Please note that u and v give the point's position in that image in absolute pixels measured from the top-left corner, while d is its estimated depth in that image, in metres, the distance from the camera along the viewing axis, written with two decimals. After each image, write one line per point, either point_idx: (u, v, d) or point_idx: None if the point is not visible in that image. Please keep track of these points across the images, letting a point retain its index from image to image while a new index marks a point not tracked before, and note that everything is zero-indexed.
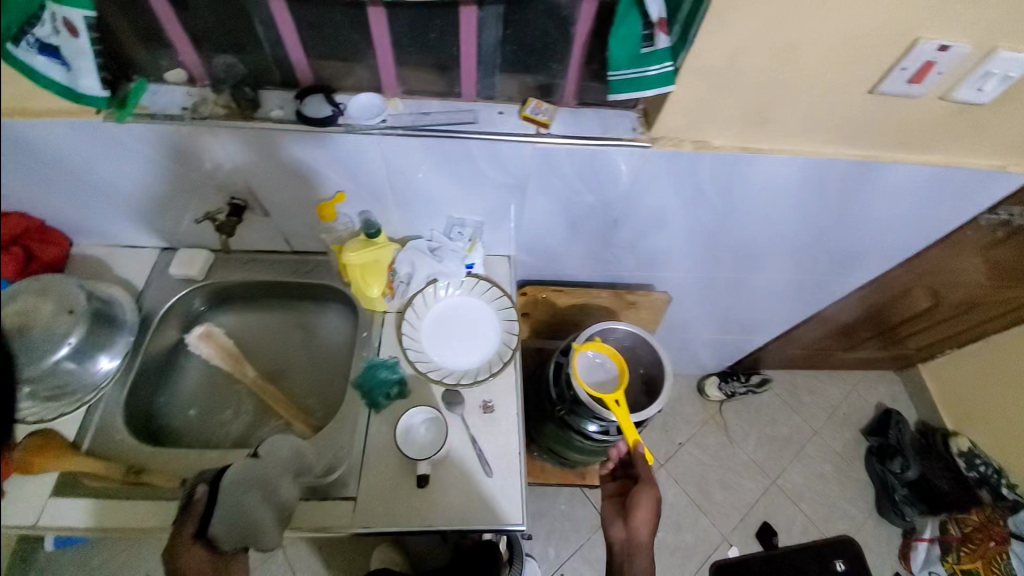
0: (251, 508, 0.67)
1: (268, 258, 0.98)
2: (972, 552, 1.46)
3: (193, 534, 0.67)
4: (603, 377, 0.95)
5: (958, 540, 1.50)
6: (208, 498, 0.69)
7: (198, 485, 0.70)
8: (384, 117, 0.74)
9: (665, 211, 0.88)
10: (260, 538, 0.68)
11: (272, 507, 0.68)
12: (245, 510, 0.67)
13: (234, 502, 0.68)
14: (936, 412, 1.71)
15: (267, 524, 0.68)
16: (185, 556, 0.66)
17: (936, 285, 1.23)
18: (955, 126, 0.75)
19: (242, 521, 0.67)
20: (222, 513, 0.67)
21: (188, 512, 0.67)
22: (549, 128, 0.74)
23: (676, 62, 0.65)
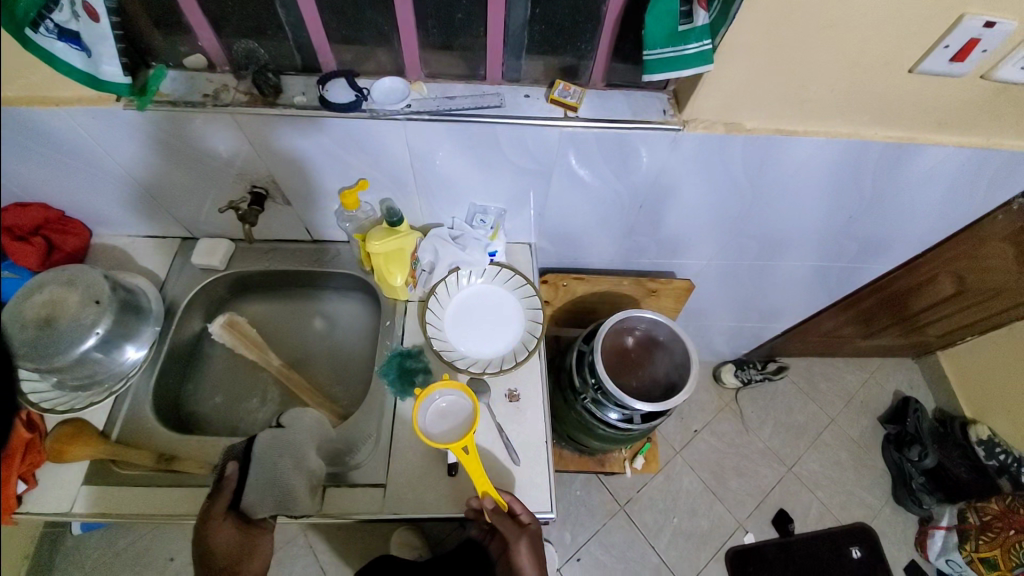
0: (285, 476, 0.72)
1: (290, 247, 0.98)
2: (991, 540, 1.39)
3: (225, 507, 0.69)
4: (451, 421, 0.77)
5: (977, 528, 1.43)
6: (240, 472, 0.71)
7: (229, 462, 0.71)
8: (408, 102, 0.71)
9: (691, 196, 0.86)
10: (296, 506, 0.71)
11: (304, 477, 0.72)
12: (280, 475, 0.72)
13: (268, 469, 0.72)
14: (955, 399, 1.68)
15: (303, 493, 0.71)
16: (217, 530, 0.67)
17: (961, 270, 1.19)
18: (1000, 106, 0.71)
19: (277, 488, 0.71)
20: (256, 479, 0.72)
21: (219, 488, 0.69)
22: (577, 111, 0.72)
23: (716, 39, 0.60)
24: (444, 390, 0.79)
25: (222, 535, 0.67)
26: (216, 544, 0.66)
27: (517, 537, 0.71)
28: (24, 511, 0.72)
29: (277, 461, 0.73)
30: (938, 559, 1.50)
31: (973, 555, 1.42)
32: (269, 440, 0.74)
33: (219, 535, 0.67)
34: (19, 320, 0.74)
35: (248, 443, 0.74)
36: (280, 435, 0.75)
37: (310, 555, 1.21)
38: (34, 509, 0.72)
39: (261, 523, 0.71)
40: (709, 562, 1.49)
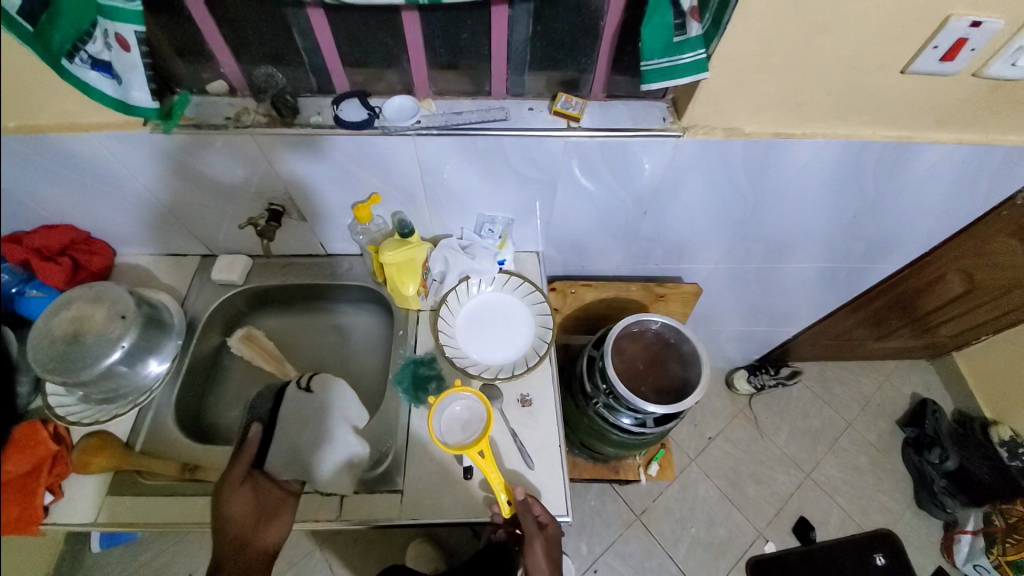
0: (309, 445, 0.78)
1: (305, 262, 1.01)
2: (1016, 543, 1.35)
3: (245, 471, 0.73)
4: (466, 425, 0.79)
5: (1003, 531, 1.40)
6: (263, 434, 0.78)
7: (253, 426, 0.78)
8: (418, 118, 0.75)
9: (694, 200, 0.88)
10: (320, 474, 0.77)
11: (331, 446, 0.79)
12: (304, 444, 0.78)
13: (292, 434, 0.78)
14: (974, 401, 1.65)
15: (325, 465, 0.77)
16: (233, 495, 0.70)
17: (970, 267, 1.19)
18: (996, 102, 0.72)
19: (302, 455, 0.77)
20: (279, 445, 0.77)
21: (242, 450, 0.74)
22: (579, 122, 0.74)
23: (709, 49, 0.62)
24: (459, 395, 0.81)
25: (237, 501, 0.70)
26: (231, 509, 0.69)
27: (532, 537, 0.71)
28: (50, 522, 0.74)
29: (300, 425, 0.80)
30: (965, 564, 1.46)
31: (1001, 560, 1.38)
32: (295, 403, 0.82)
33: (234, 499, 0.70)
34: (46, 336, 0.76)
35: (274, 408, 0.82)
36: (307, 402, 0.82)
37: (327, 568, 1.21)
38: (60, 520, 0.74)
39: (286, 485, 0.75)
40: (729, 572, 1.47)
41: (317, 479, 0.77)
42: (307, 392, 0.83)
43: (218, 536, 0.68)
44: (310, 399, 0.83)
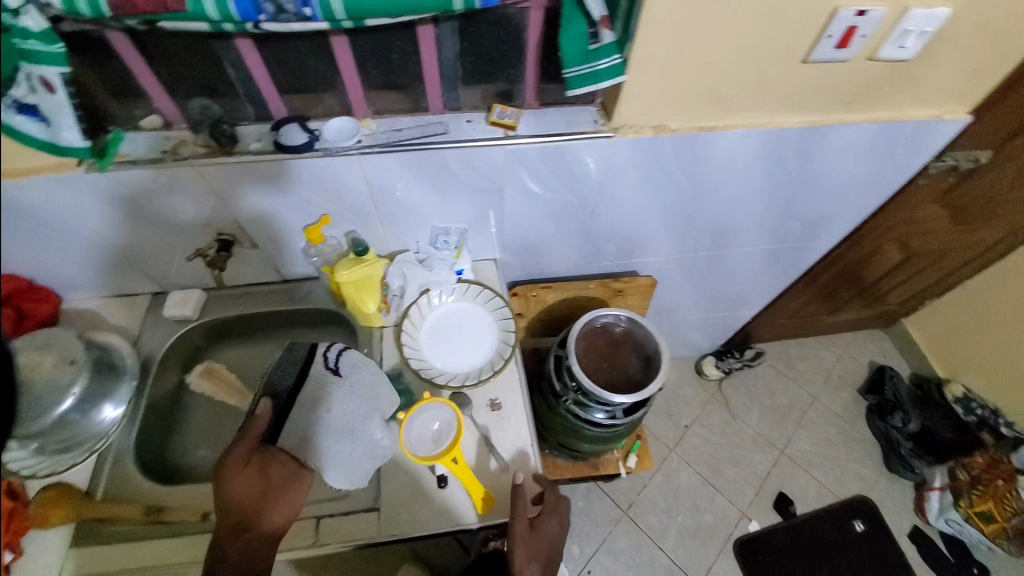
0: (322, 435, 0.68)
1: (263, 291, 1.01)
2: (982, 492, 1.41)
3: (251, 450, 0.63)
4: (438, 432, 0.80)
5: (969, 484, 1.45)
6: (274, 409, 0.67)
7: (261, 400, 0.67)
8: (359, 138, 0.77)
9: (636, 194, 0.92)
10: (338, 467, 0.70)
11: (346, 441, 0.69)
12: (314, 435, 0.67)
13: (305, 421, 0.67)
14: (927, 362, 1.74)
15: (339, 457, 0.69)
16: (233, 477, 0.61)
17: (903, 237, 1.27)
18: (891, 82, 0.79)
19: (312, 447, 0.67)
20: (290, 430, 0.67)
21: (248, 427, 0.64)
22: (516, 130, 0.78)
23: (624, 53, 0.67)
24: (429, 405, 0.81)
25: (239, 486, 0.60)
26: (229, 497, 0.60)
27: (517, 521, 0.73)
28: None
29: (324, 414, 0.69)
30: (937, 521, 1.52)
31: (970, 511, 1.42)
32: (318, 382, 0.70)
33: (236, 485, 0.60)
34: None
35: (294, 385, 0.69)
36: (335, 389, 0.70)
37: None
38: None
39: (300, 468, 0.65)
40: (718, 556, 1.49)
41: None
42: (334, 374, 0.71)
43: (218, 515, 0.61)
44: (337, 383, 0.71)
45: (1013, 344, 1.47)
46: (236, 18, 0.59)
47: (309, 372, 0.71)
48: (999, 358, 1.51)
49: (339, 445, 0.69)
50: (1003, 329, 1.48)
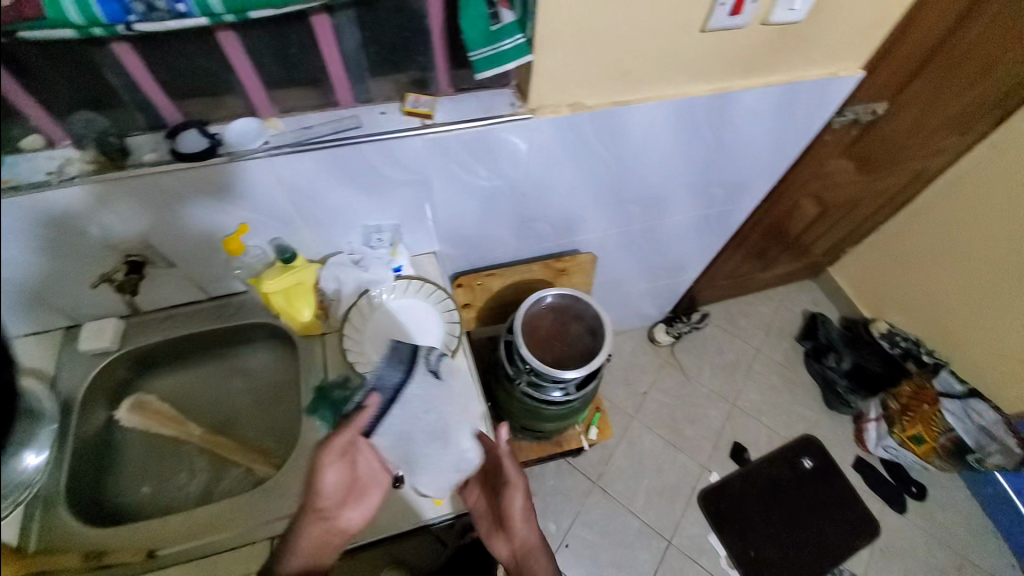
0: (420, 448, 0.72)
1: (188, 312, 0.95)
2: (912, 418, 1.53)
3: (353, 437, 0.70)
4: None
5: (898, 411, 1.57)
6: (382, 402, 0.71)
7: (371, 393, 0.71)
8: (265, 139, 0.73)
9: (564, 172, 0.93)
10: (429, 470, 0.73)
11: (438, 452, 0.72)
12: (412, 444, 0.72)
13: (408, 418, 0.71)
14: (853, 305, 1.89)
15: (429, 464, 0.73)
16: (331, 467, 0.71)
17: (819, 191, 1.36)
18: (786, 45, 0.83)
19: (412, 451, 0.72)
20: (393, 420, 0.71)
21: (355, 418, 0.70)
22: (433, 118, 0.76)
23: (525, 33, 0.68)
24: None
25: (327, 476, 0.71)
26: (315, 487, 0.71)
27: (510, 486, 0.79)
28: None
29: (419, 416, 0.71)
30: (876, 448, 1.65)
31: (903, 436, 1.55)
32: (422, 392, 0.71)
33: (324, 475, 0.71)
34: None
35: (404, 380, 0.71)
36: (426, 397, 0.72)
37: None
38: None
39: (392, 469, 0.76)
40: (685, 510, 1.58)
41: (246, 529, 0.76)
42: (437, 378, 0.74)
43: (311, 501, 0.71)
44: (436, 386, 0.73)
45: (924, 279, 1.62)
46: (103, 21, 0.55)
47: (407, 381, 0.71)
48: (915, 293, 1.66)
49: (429, 451, 0.72)
50: (914, 266, 1.63)
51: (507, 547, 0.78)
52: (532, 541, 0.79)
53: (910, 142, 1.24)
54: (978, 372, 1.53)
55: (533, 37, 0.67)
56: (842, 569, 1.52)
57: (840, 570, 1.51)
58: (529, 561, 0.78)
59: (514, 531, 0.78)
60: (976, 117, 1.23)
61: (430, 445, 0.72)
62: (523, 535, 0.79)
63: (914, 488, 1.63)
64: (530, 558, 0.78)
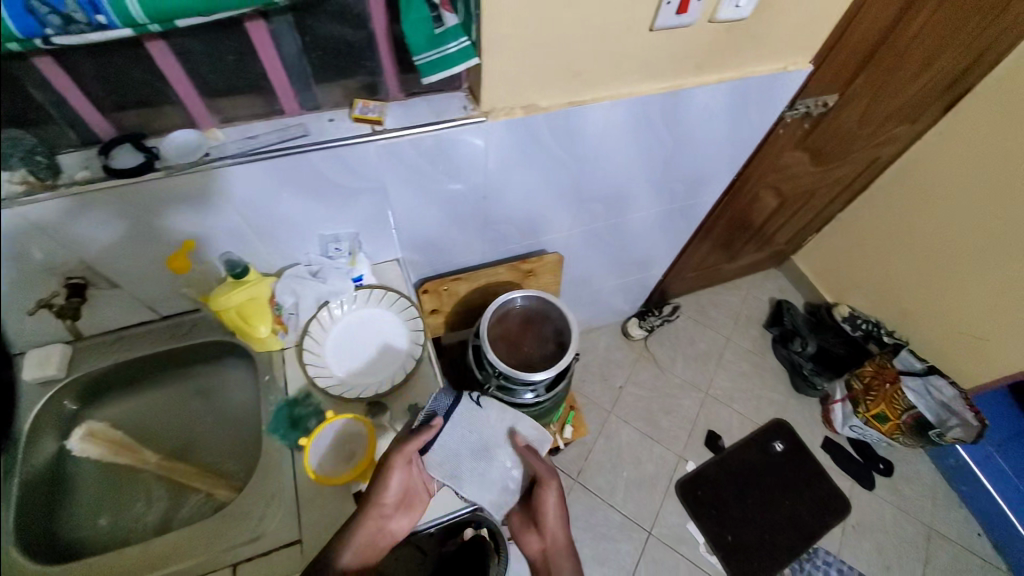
0: (471, 463, 0.79)
1: (137, 334, 0.90)
2: (875, 398, 1.59)
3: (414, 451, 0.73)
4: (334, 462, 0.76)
5: (862, 392, 1.62)
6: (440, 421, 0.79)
7: (434, 412, 0.79)
8: (206, 150, 0.70)
9: (522, 174, 0.93)
10: (478, 489, 0.78)
11: (490, 469, 0.80)
12: (464, 458, 0.79)
13: (456, 437, 0.80)
14: (816, 290, 1.95)
15: (486, 479, 0.79)
16: (395, 471, 0.71)
17: (777, 183, 1.39)
18: (735, 42, 0.84)
19: (469, 464, 0.79)
20: (444, 442, 0.79)
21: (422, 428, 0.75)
22: (383, 124, 0.74)
23: (471, 36, 0.67)
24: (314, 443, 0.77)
25: (393, 476, 0.71)
26: (378, 490, 0.70)
27: (546, 481, 0.81)
28: None
29: (465, 434, 0.81)
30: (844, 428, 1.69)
31: (867, 415, 1.61)
32: (467, 411, 0.83)
33: (392, 475, 0.71)
34: None
35: (452, 405, 0.82)
36: (476, 416, 0.83)
37: None
38: None
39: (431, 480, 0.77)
40: (664, 499, 1.60)
41: (212, 556, 0.71)
42: (477, 405, 0.84)
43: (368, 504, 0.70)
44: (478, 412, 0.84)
45: (881, 263, 1.68)
46: (18, 35, 0.52)
47: (457, 405, 0.82)
48: (874, 277, 1.72)
49: (479, 467, 0.80)
50: (872, 252, 1.69)
51: (538, 544, 0.81)
52: (563, 546, 0.80)
53: (859, 132, 1.28)
54: (934, 350, 1.60)
55: (478, 40, 0.66)
56: (817, 547, 1.55)
57: (815, 549, 1.55)
58: (556, 565, 0.79)
59: (549, 527, 0.81)
60: (922, 107, 1.28)
61: (479, 461, 0.80)
62: (556, 537, 0.81)
63: (882, 464, 1.69)
64: (558, 561, 0.79)
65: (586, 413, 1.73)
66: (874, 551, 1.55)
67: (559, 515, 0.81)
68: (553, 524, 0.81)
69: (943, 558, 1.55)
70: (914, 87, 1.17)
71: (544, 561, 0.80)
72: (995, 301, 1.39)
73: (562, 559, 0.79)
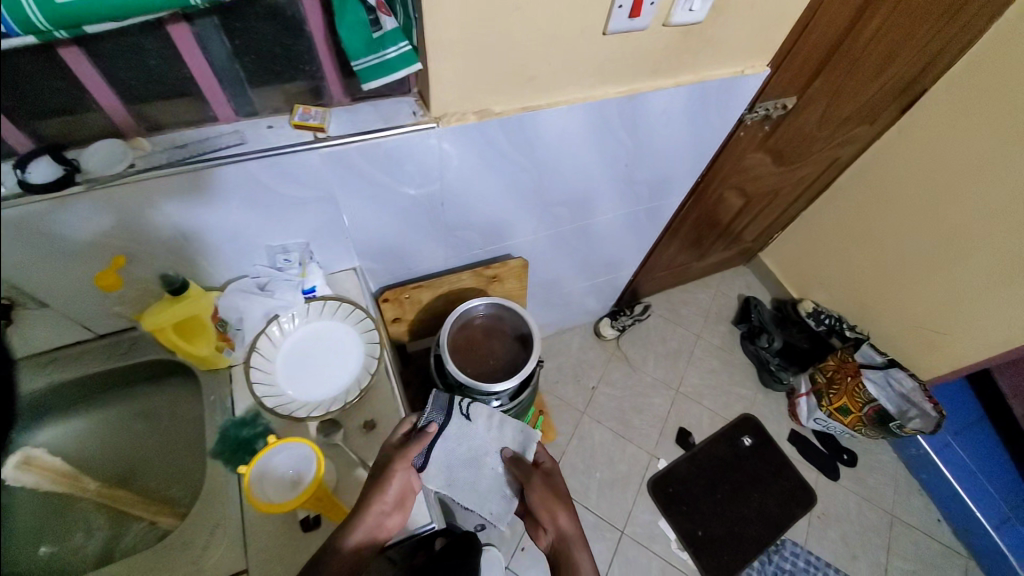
0: (465, 474, 0.84)
1: (72, 353, 0.85)
2: (838, 391, 1.61)
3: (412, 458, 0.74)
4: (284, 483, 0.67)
5: (826, 385, 1.64)
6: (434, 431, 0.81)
7: (430, 422, 0.81)
8: (132, 161, 0.65)
9: (481, 180, 0.91)
10: (472, 495, 0.83)
11: (483, 478, 0.84)
12: (457, 471, 0.83)
13: (451, 450, 0.84)
14: (782, 287, 1.99)
15: (479, 487, 0.84)
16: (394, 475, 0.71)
17: (741, 184, 1.40)
18: (691, 46, 0.83)
19: (463, 474, 0.83)
20: (437, 454, 0.82)
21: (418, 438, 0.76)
22: (326, 131, 0.71)
23: (412, 40, 0.65)
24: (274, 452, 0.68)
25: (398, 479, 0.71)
26: (381, 490, 0.69)
27: (532, 474, 0.83)
28: None
29: (455, 446, 0.84)
30: (809, 421, 1.73)
31: (831, 408, 1.63)
32: (458, 427, 0.86)
33: (396, 478, 0.70)
34: None
35: (445, 419, 0.86)
36: (464, 429, 0.86)
37: None
38: None
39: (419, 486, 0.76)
40: (636, 498, 1.61)
41: None
42: (468, 420, 0.87)
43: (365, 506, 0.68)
44: (470, 426, 0.87)
45: (843, 260, 1.72)
46: None
47: (447, 421, 0.85)
48: (836, 274, 1.76)
49: (473, 476, 0.84)
50: (834, 249, 1.73)
51: (548, 539, 0.79)
52: (572, 535, 0.77)
53: (820, 133, 1.30)
54: (893, 343, 1.64)
55: (420, 45, 0.64)
56: (785, 539, 1.58)
57: (783, 540, 1.58)
58: (570, 555, 0.76)
59: (552, 518, 0.79)
60: (879, 108, 1.30)
61: (473, 470, 0.84)
62: (563, 529, 0.78)
63: (846, 455, 1.74)
64: (570, 551, 0.76)
65: (559, 415, 1.73)
66: (840, 541, 1.59)
67: (561, 502, 0.80)
68: (555, 515, 0.79)
69: (904, 544, 1.60)
70: (871, 89, 1.19)
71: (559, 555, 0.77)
72: (949, 295, 1.43)
73: (574, 550, 0.76)
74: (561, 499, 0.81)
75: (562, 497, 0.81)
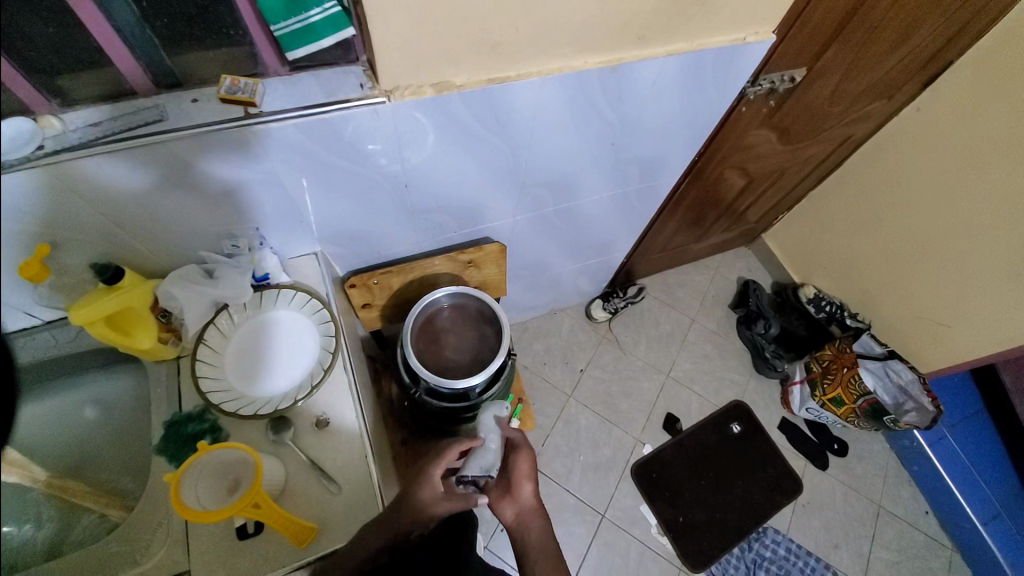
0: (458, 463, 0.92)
1: (20, 338, 0.79)
2: (833, 382, 1.55)
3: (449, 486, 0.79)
4: (221, 487, 0.65)
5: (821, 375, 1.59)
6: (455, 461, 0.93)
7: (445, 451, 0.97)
8: (42, 142, 0.59)
9: (448, 161, 0.83)
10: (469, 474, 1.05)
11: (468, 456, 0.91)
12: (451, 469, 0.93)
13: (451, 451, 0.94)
14: (784, 270, 1.90)
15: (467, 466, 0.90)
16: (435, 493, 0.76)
17: (744, 163, 1.30)
18: (682, 9, 0.73)
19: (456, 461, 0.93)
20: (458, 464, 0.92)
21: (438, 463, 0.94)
22: (258, 106, 0.63)
23: (341, 1, 0.59)
24: (212, 452, 0.66)
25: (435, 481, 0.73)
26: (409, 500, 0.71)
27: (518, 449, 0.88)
28: None
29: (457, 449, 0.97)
30: (801, 409, 1.68)
31: (824, 399, 1.58)
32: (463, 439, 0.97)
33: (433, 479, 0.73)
34: None
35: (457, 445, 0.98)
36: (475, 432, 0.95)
37: None
38: None
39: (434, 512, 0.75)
40: (619, 482, 1.59)
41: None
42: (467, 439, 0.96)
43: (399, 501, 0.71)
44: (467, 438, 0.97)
45: (849, 245, 1.62)
46: None
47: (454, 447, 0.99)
48: (841, 259, 1.67)
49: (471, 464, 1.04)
50: (841, 233, 1.63)
51: (512, 509, 0.82)
52: (531, 505, 0.82)
53: (832, 109, 1.19)
54: (894, 333, 1.57)
55: (350, 5, 0.58)
56: (766, 527, 1.57)
57: (765, 528, 1.57)
58: (526, 525, 0.80)
59: (521, 489, 0.83)
60: (898, 83, 1.18)
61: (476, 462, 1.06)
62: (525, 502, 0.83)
63: (837, 445, 1.70)
64: (527, 523, 0.80)
65: (545, 398, 1.70)
66: (822, 530, 1.58)
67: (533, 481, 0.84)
68: (523, 488, 0.83)
69: (889, 535, 1.58)
70: (889, 63, 1.07)
71: (517, 526, 0.80)
72: (959, 287, 1.34)
73: (529, 518, 0.80)
74: (533, 475, 0.85)
75: (534, 472, 0.85)
